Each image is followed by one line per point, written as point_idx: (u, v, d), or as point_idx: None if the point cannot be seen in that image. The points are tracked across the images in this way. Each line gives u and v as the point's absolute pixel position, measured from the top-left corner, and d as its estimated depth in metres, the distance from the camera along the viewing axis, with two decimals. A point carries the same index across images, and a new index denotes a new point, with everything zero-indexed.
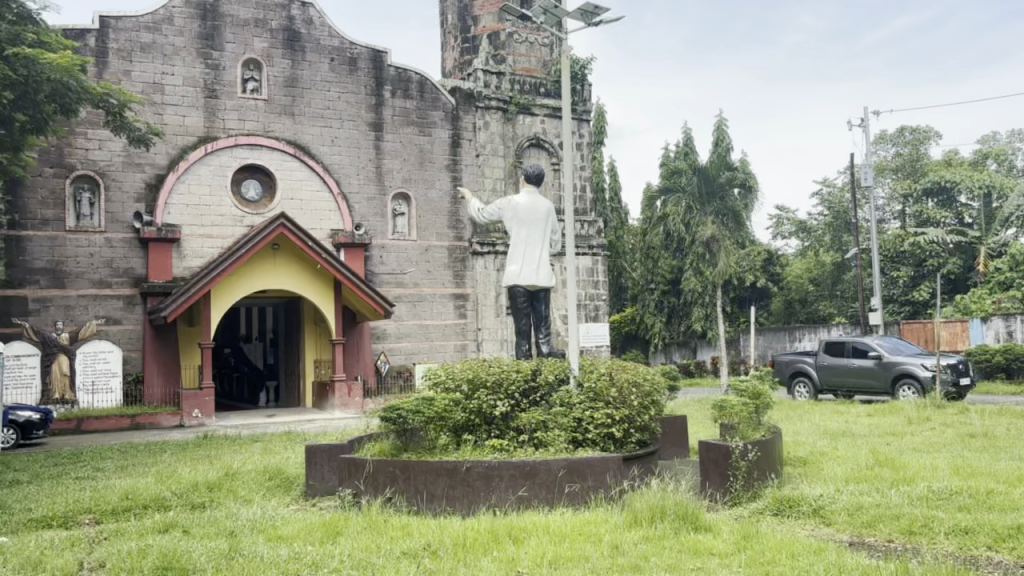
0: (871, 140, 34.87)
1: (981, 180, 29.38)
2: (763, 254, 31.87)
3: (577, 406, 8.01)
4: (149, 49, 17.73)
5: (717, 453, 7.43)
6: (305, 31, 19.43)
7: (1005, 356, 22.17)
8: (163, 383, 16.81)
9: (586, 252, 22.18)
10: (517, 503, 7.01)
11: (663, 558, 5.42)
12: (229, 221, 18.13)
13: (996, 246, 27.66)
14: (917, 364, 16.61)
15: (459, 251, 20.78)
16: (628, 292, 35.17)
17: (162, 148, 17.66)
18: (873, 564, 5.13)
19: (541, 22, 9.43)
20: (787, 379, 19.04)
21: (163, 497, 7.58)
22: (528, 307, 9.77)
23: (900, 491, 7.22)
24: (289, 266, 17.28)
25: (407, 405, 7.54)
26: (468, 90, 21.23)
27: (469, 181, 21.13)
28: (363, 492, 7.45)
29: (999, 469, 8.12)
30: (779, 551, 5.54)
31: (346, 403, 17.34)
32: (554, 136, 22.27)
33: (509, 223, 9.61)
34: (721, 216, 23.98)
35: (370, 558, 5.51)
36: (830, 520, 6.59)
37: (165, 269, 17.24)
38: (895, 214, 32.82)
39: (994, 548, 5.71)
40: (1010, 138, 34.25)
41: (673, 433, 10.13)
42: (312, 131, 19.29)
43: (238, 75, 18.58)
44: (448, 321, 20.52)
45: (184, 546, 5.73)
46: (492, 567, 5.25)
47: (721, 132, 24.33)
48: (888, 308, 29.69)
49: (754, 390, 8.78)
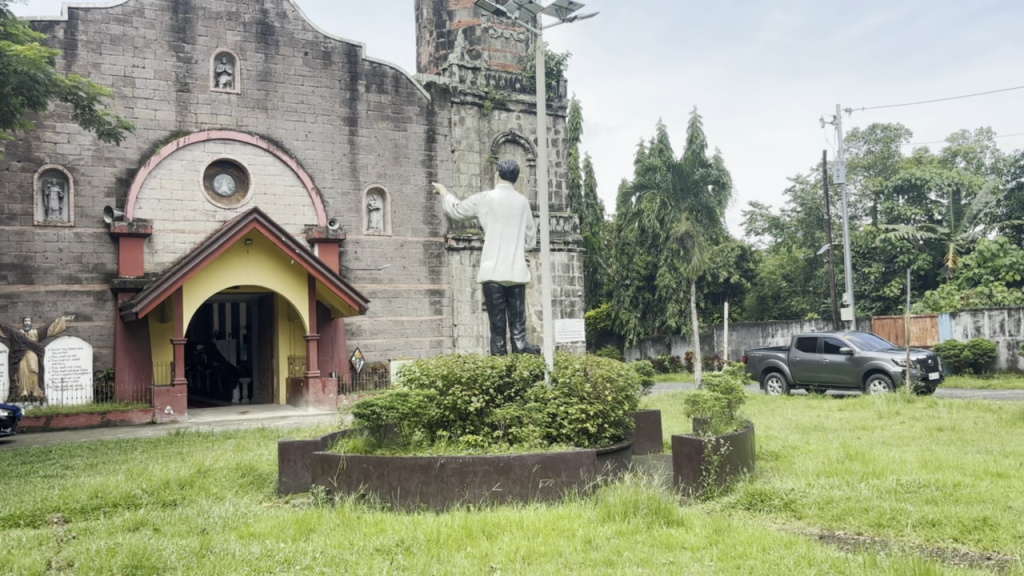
0: (844, 137, 35.21)
1: (951, 177, 29.43)
2: (736, 250, 32.20)
3: (552, 401, 8.05)
4: (119, 42, 17.51)
5: (691, 447, 7.46)
6: (278, 24, 19.28)
7: (973, 351, 22.67)
8: (134, 380, 16.70)
9: (562, 248, 22.15)
10: (491, 499, 7.01)
11: (635, 552, 5.46)
12: (201, 217, 17.95)
13: (965, 243, 27.97)
14: (888, 359, 16.83)
15: (435, 247, 20.71)
16: (603, 287, 35.37)
17: (132, 142, 17.44)
18: (843, 557, 5.18)
19: (516, 17, 9.38)
20: (760, 374, 19.19)
21: (133, 494, 7.49)
22: (503, 303, 9.76)
23: (870, 484, 7.32)
24: (262, 260, 17.12)
25: (382, 400, 7.46)
26: (444, 85, 21.13)
27: (444, 176, 21.02)
28: (337, 488, 7.40)
29: (967, 463, 8.23)
30: (750, 545, 5.59)
31: (321, 400, 17.25)
32: (530, 132, 22.32)
33: (484, 219, 9.60)
34: (696, 213, 23.83)
35: (342, 554, 5.49)
36: (801, 514, 6.67)
37: (136, 265, 17.04)
38: (867, 211, 33.15)
39: (961, 540, 5.80)
40: (979, 135, 34.71)
41: (647, 428, 10.19)
42: (286, 125, 19.14)
43: (210, 69, 18.39)
44: (424, 317, 20.45)
45: (155, 544, 5.69)
46: (465, 563, 5.24)
47: (696, 128, 24.55)
48: (860, 303, 30.14)
49: (726, 385, 8.85)
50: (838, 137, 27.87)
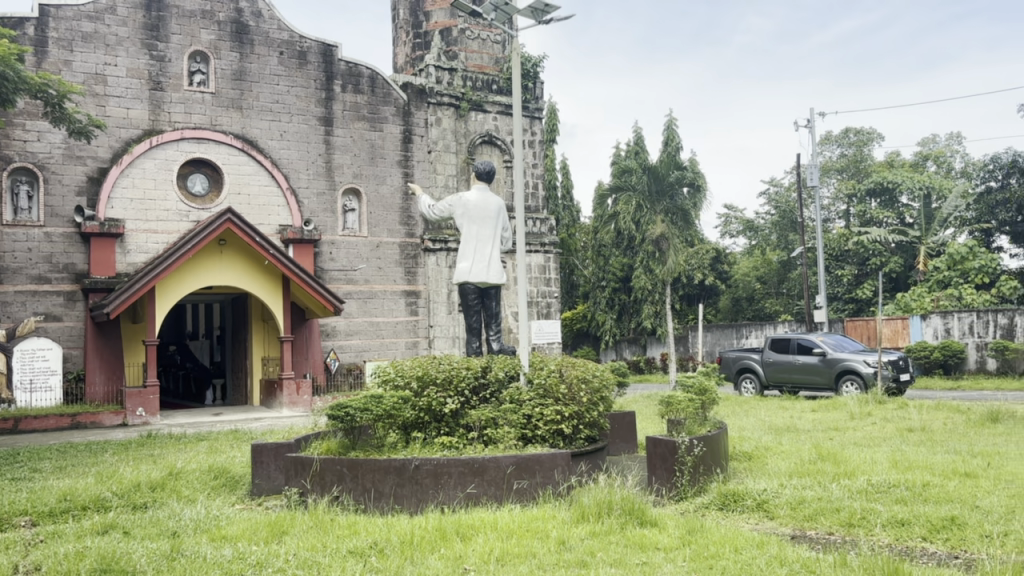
0: (817, 141, 35.61)
1: (922, 181, 29.87)
2: (710, 252, 32.41)
3: (528, 402, 8.05)
4: (91, 39, 17.30)
5: (665, 448, 7.49)
6: (253, 23, 19.13)
7: (942, 353, 23.02)
8: (105, 381, 16.51)
9: (538, 249, 22.16)
10: (465, 501, 7.00)
11: (608, 553, 5.47)
12: (174, 216, 17.78)
13: (936, 246, 28.35)
14: (860, 360, 17.00)
15: (411, 247, 20.66)
16: (579, 289, 35.44)
17: (104, 140, 17.24)
18: (813, 557, 5.23)
19: (492, 18, 9.38)
20: (734, 375, 19.32)
21: (102, 497, 7.39)
22: (479, 304, 9.75)
23: (841, 485, 7.39)
24: (236, 260, 16.99)
25: (355, 402, 7.44)
26: (420, 86, 21.09)
27: (420, 177, 20.98)
28: (310, 491, 7.36)
29: (936, 463, 8.35)
30: (723, 545, 5.62)
31: (295, 401, 17.13)
32: (506, 134, 22.31)
33: (459, 220, 9.57)
34: (671, 215, 23.95)
35: (315, 557, 5.46)
36: (773, 514, 6.73)
37: (107, 265, 16.84)
38: (840, 214, 33.48)
39: (929, 540, 5.87)
40: (949, 140, 35.24)
41: (622, 429, 10.22)
42: (260, 125, 19.01)
43: (184, 68, 18.22)
44: (400, 318, 20.39)
45: (123, 548, 5.62)
46: (439, 566, 5.22)
47: (671, 131, 24.69)
48: (832, 305, 30.42)
49: (700, 386, 8.90)
50: (812, 141, 28.13)
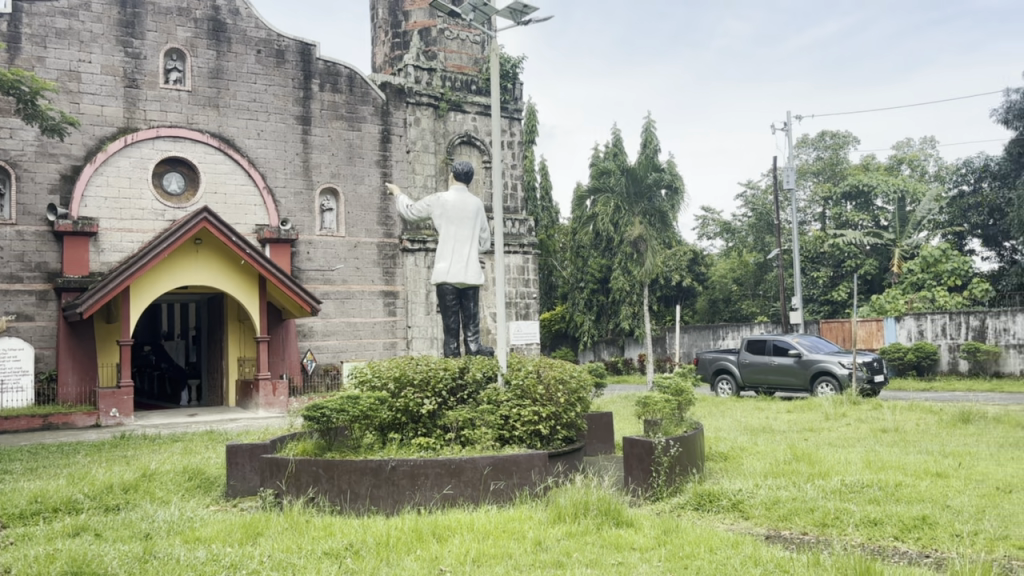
0: (794, 144, 35.93)
1: (896, 184, 30.24)
2: (688, 254, 32.61)
3: (505, 403, 8.05)
4: (65, 35, 17.11)
5: (642, 448, 7.52)
6: (230, 21, 19.00)
7: (916, 354, 23.30)
8: (77, 382, 16.22)
9: (517, 250, 22.18)
10: (442, 502, 6.98)
11: (584, 553, 5.48)
12: (149, 215, 17.61)
13: (910, 248, 28.69)
14: (835, 361, 17.16)
15: (390, 247, 20.60)
16: (558, 290, 35.50)
17: (78, 138, 17.05)
18: (787, 556, 5.27)
19: (471, 19, 9.37)
20: (710, 376, 19.42)
21: (74, 499, 7.29)
22: (457, 304, 9.74)
23: (816, 485, 7.45)
24: (212, 259, 16.85)
25: (331, 402, 7.40)
26: (399, 85, 21.03)
27: (399, 177, 20.92)
28: (286, 492, 7.31)
29: (908, 463, 8.45)
30: (698, 545, 5.65)
31: (271, 402, 17.01)
32: (485, 134, 22.29)
33: (437, 221, 9.56)
34: (649, 217, 24.05)
35: (290, 558, 5.43)
36: (748, 514, 6.77)
37: (81, 264, 16.65)
38: (816, 217, 33.78)
39: (900, 538, 5.94)
40: (924, 144, 35.66)
41: (599, 430, 10.25)
42: (237, 123, 18.88)
43: (159, 65, 18.05)
44: (377, 319, 20.32)
45: (95, 550, 5.56)
46: (415, 566, 5.21)
47: (649, 133, 24.81)
48: (808, 307, 30.68)
49: (677, 387, 8.94)
50: (789, 144, 28.34)
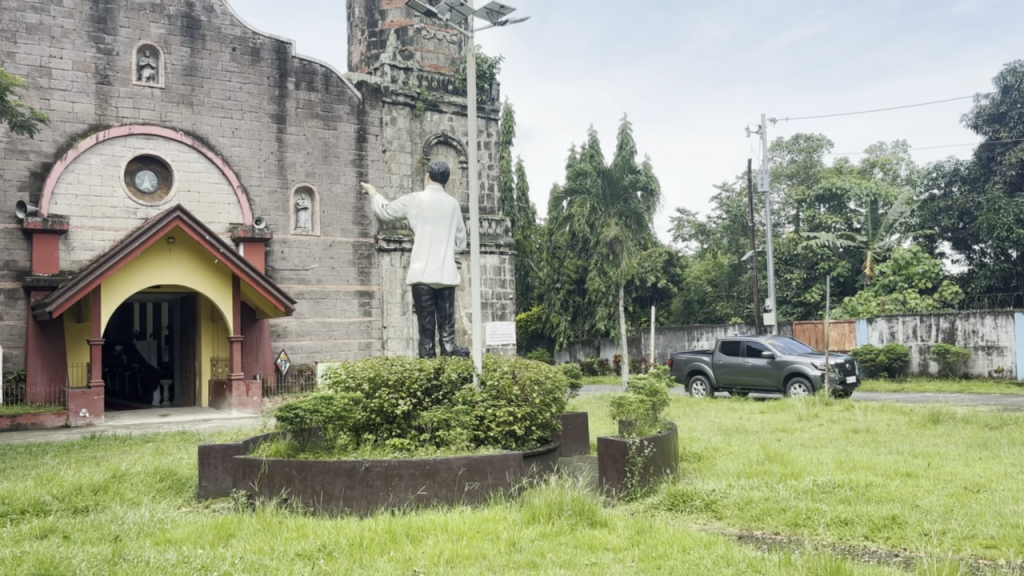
0: (768, 147, 36.21)
1: (869, 188, 30.60)
2: (663, 255, 32.81)
3: (480, 404, 8.03)
4: (35, 30, 16.88)
5: (616, 449, 7.55)
6: (205, 18, 18.83)
7: (887, 356, 23.61)
8: (46, 382, 16.01)
9: (493, 251, 22.18)
10: (416, 503, 6.96)
11: (558, 553, 5.49)
12: (121, 214, 17.41)
13: (882, 251, 29.02)
14: (807, 363, 17.32)
15: (365, 247, 20.52)
16: (534, 291, 35.54)
17: (48, 135, 16.82)
18: (759, 556, 5.31)
19: (447, 19, 9.36)
20: (684, 377, 19.52)
21: (42, 501, 7.19)
22: (433, 305, 9.71)
23: (788, 485, 7.51)
24: (185, 258, 16.68)
25: (305, 403, 7.35)
26: (375, 85, 20.96)
27: (375, 177, 20.83)
28: (258, 493, 7.25)
29: (879, 463, 8.56)
30: (671, 545, 5.68)
31: (244, 403, 16.89)
32: (462, 135, 22.27)
33: (413, 221, 9.53)
34: (625, 218, 24.14)
35: (262, 560, 5.39)
36: (721, 514, 6.82)
37: (51, 262, 16.42)
38: (790, 219, 34.09)
39: (870, 538, 6.00)
40: (896, 148, 36.10)
41: (574, 430, 10.28)
42: (212, 121, 18.71)
43: (133, 62, 17.85)
44: (352, 319, 20.22)
45: (63, 552, 5.48)
46: (388, 567, 5.20)
47: (626, 135, 24.92)
48: (782, 309, 30.92)
49: (651, 388, 8.96)
50: (763, 147, 28.58)
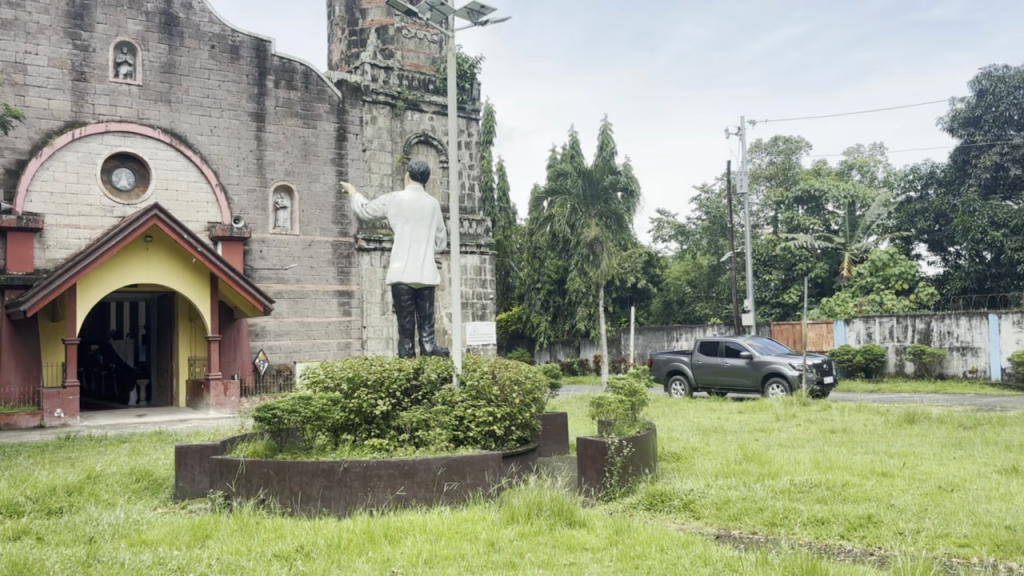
0: (748, 148, 36.41)
1: (846, 190, 30.88)
2: (642, 256, 32.93)
3: (459, 404, 8.03)
4: (10, 26, 16.67)
5: (595, 449, 7.56)
6: (183, 15, 18.68)
7: (864, 356, 23.83)
8: (20, 382, 15.82)
9: (473, 251, 22.13)
10: (394, 503, 6.94)
11: (537, 554, 5.50)
12: (98, 211, 17.23)
13: (859, 252, 29.27)
14: (785, 363, 17.43)
15: (345, 247, 20.43)
16: (515, 291, 35.55)
17: (23, 131, 16.62)
18: (736, 556, 5.34)
19: (428, 18, 9.33)
20: (663, 377, 19.58)
21: (15, 502, 7.10)
22: (412, 304, 9.69)
23: (766, 484, 7.56)
24: (162, 257, 16.54)
25: (283, 403, 7.31)
26: (355, 84, 20.88)
27: (355, 176, 20.75)
28: (236, 494, 7.19)
29: (855, 463, 8.63)
30: (649, 545, 5.71)
31: (222, 403, 16.76)
32: (442, 134, 22.23)
33: (393, 220, 9.50)
34: (605, 219, 24.19)
35: (239, 561, 5.35)
36: (699, 513, 6.85)
37: (25, 261, 16.22)
38: (768, 220, 34.32)
39: (846, 537, 6.06)
40: (873, 151, 36.42)
41: (554, 430, 10.29)
42: (190, 119, 18.57)
43: (110, 59, 17.67)
44: (332, 319, 20.13)
45: (35, 554, 5.41)
46: (366, 568, 5.18)
47: (606, 135, 25.00)
48: (761, 309, 31.10)
49: (630, 388, 9.00)
50: (742, 148, 28.76)
